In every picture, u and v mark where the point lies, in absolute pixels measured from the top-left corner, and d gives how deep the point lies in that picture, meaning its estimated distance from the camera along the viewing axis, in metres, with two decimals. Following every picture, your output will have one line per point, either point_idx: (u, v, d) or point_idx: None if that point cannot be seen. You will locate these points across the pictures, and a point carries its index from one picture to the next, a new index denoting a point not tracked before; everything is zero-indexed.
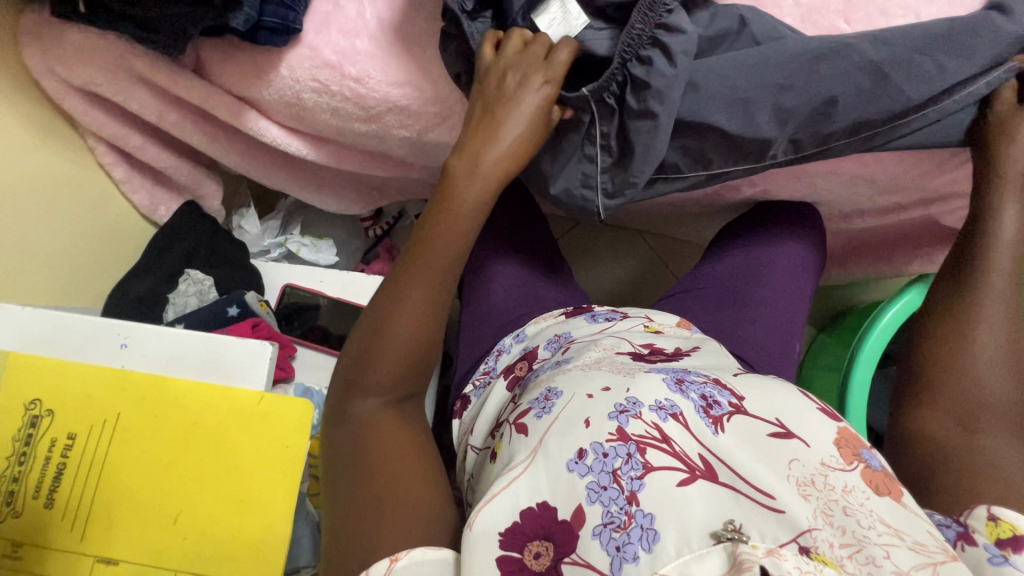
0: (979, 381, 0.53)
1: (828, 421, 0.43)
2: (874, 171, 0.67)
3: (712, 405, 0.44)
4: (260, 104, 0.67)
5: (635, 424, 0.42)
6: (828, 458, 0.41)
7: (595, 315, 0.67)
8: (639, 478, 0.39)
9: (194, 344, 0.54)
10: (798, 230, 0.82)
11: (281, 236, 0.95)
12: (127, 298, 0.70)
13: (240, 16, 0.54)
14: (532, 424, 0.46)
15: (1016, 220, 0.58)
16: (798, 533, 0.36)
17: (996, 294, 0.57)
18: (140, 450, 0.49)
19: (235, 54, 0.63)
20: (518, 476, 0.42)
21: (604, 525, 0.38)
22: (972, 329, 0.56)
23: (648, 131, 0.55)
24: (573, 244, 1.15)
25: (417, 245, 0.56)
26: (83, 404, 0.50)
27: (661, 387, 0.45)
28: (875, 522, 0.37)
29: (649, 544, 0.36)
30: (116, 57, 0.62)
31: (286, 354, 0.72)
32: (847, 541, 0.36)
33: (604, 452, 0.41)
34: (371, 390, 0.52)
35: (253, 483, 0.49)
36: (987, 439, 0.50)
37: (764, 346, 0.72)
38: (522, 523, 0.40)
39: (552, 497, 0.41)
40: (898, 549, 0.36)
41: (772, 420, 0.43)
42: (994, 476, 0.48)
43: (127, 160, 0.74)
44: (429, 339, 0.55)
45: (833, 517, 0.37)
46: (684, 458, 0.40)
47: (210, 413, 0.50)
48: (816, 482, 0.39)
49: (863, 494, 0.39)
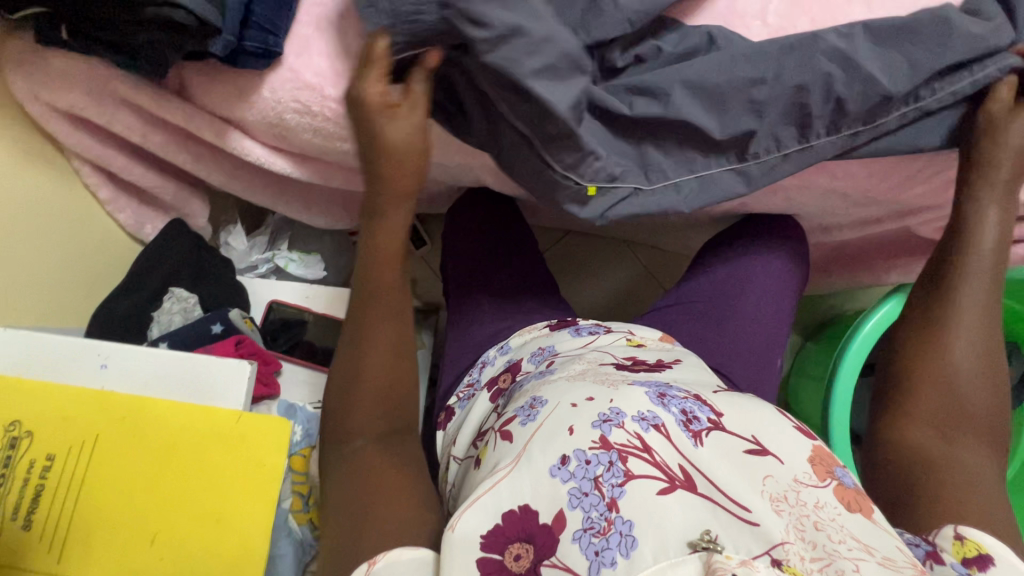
0: (956, 391, 0.54)
1: (803, 439, 0.44)
2: (846, 184, 0.69)
3: (691, 419, 0.44)
4: (243, 125, 0.68)
5: (618, 433, 0.42)
6: (802, 474, 0.41)
7: (579, 328, 0.68)
8: (620, 485, 0.39)
9: (179, 362, 0.55)
10: (779, 243, 0.83)
11: (269, 252, 0.96)
12: (111, 318, 0.70)
13: (220, 43, 0.55)
14: (517, 430, 0.46)
15: (995, 225, 0.59)
16: (771, 546, 0.36)
17: (976, 303, 0.58)
18: (120, 469, 0.50)
19: (217, 76, 0.64)
20: (501, 479, 0.42)
21: (584, 530, 0.38)
22: (949, 341, 0.57)
23: (506, 51, 0.48)
24: (561, 256, 1.16)
25: (364, 284, 0.55)
26: (63, 424, 0.50)
27: (644, 399, 0.45)
28: (846, 536, 0.38)
29: (627, 550, 0.37)
30: (99, 80, 0.63)
31: (271, 370, 0.71)
32: (817, 554, 0.36)
33: (587, 459, 0.41)
34: (362, 432, 0.52)
35: (236, 499, 0.49)
36: (962, 452, 0.51)
37: (744, 358, 0.73)
38: (503, 526, 0.41)
39: (534, 500, 0.41)
40: (867, 562, 0.36)
41: (749, 437, 0.43)
42: (973, 489, 0.48)
43: (112, 181, 0.75)
44: (401, 374, 0.54)
45: (804, 531, 0.38)
46: (663, 468, 0.40)
47: (191, 432, 0.51)
48: (789, 497, 0.40)
49: (834, 510, 0.40)
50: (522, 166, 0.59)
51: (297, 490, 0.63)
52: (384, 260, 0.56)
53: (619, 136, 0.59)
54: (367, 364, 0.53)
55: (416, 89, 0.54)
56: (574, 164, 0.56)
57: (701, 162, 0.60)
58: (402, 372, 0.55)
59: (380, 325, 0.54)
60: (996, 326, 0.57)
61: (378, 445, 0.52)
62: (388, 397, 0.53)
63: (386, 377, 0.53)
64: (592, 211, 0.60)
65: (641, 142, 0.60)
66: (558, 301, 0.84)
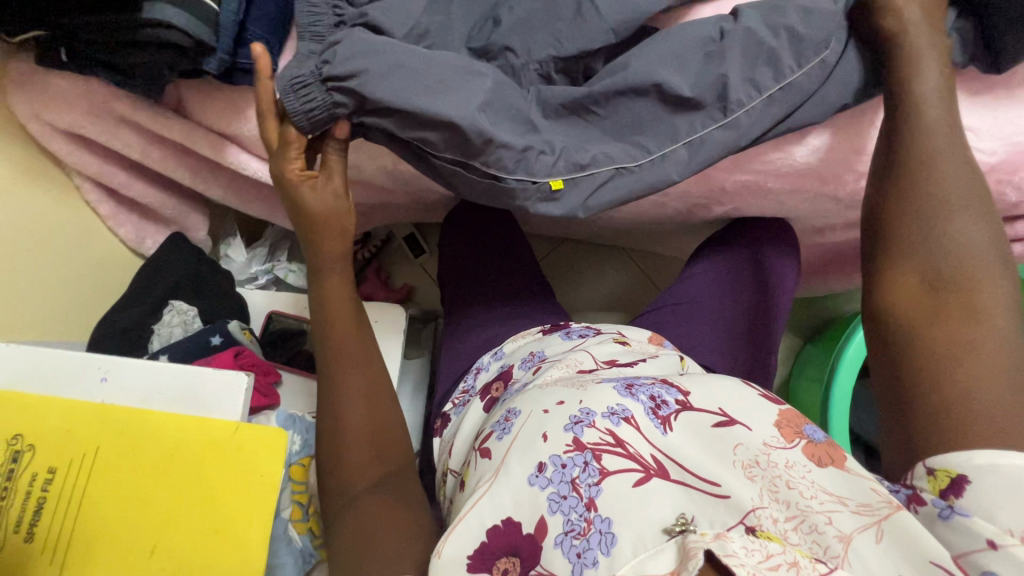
0: (949, 264, 0.46)
1: (769, 404, 0.44)
2: (835, 188, 0.69)
3: (659, 404, 0.45)
4: (240, 139, 0.69)
5: (590, 433, 0.43)
6: (769, 438, 0.42)
7: (570, 332, 0.68)
8: (596, 484, 0.40)
9: (173, 374, 0.56)
10: (771, 244, 0.83)
11: (268, 263, 0.97)
12: (113, 330, 0.71)
13: (214, 61, 0.57)
14: (494, 446, 0.47)
15: (936, 76, 0.53)
16: (744, 514, 0.38)
17: (946, 159, 0.50)
18: (120, 481, 0.50)
19: (213, 93, 0.65)
20: (481, 497, 0.43)
21: (565, 534, 0.39)
22: (928, 214, 0.49)
23: (401, 90, 0.52)
24: (558, 261, 1.17)
25: (327, 336, 0.59)
26: (64, 438, 0.51)
27: (611, 393, 0.45)
28: (817, 491, 0.39)
29: (607, 548, 0.38)
30: (99, 99, 0.65)
31: (269, 380, 0.72)
32: (791, 513, 0.39)
33: (563, 463, 0.42)
34: (352, 475, 0.53)
35: (231, 507, 0.50)
36: (962, 328, 0.44)
37: (735, 361, 0.74)
38: (489, 542, 0.41)
39: (516, 513, 0.41)
40: (841, 513, 0.38)
41: (715, 410, 0.44)
42: (990, 374, 0.42)
43: (113, 197, 0.77)
44: (382, 419, 0.56)
45: (778, 492, 0.39)
46: (637, 458, 0.41)
47: (187, 444, 0.51)
48: (760, 461, 0.41)
49: (804, 467, 0.40)
50: (491, 202, 0.60)
51: (297, 499, 0.64)
52: (346, 316, 0.59)
53: (603, 133, 0.59)
54: (347, 409, 0.55)
55: (332, 160, 0.58)
56: (522, 163, 0.55)
57: (685, 128, 0.58)
58: (384, 419, 0.56)
59: (351, 373, 0.57)
60: (974, 177, 0.50)
61: (371, 488, 0.53)
62: (372, 439, 0.55)
63: (368, 420, 0.55)
64: (566, 206, 0.57)
65: (628, 136, 0.59)
66: (551, 307, 0.85)
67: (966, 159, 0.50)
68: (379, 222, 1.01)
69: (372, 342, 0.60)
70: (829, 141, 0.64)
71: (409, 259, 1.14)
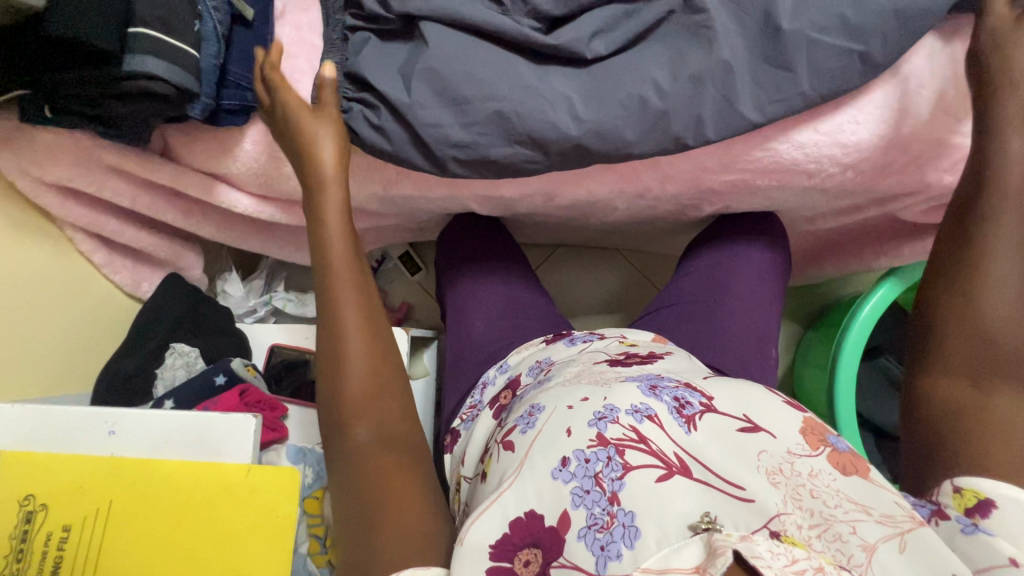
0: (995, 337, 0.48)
1: (793, 412, 0.45)
2: (822, 181, 0.68)
3: (683, 405, 0.45)
4: (229, 178, 0.69)
5: (614, 429, 0.43)
6: (794, 446, 0.42)
7: (574, 339, 0.68)
8: (620, 478, 0.40)
9: (183, 421, 0.55)
10: (757, 238, 0.84)
11: (265, 295, 0.95)
12: (116, 379, 0.71)
13: (198, 106, 0.57)
14: (518, 439, 0.46)
15: None
16: (769, 519, 0.38)
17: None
18: (134, 535, 0.50)
19: (200, 135, 0.65)
20: (506, 489, 0.43)
21: (588, 527, 0.39)
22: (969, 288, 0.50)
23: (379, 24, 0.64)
24: (554, 268, 1.18)
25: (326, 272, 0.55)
26: (76, 495, 0.51)
27: (635, 392, 0.46)
28: (841, 501, 0.39)
29: (631, 541, 0.38)
30: (86, 150, 0.65)
31: (277, 415, 0.71)
32: (815, 521, 0.38)
33: (586, 458, 0.42)
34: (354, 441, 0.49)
35: (250, 543, 0.50)
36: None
37: (743, 361, 0.73)
38: (511, 533, 0.41)
39: (539, 504, 0.41)
40: (864, 523, 0.38)
41: (739, 415, 0.45)
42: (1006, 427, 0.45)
43: (107, 244, 0.76)
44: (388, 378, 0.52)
45: (801, 500, 0.40)
46: (660, 456, 0.41)
47: (199, 491, 0.51)
48: (784, 470, 0.41)
49: (829, 477, 0.41)
50: None
51: (313, 533, 0.66)
52: (345, 281, 0.55)
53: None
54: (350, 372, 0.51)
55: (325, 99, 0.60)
56: None
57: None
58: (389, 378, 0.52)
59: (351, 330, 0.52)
60: None
61: (377, 437, 0.49)
62: (376, 405, 0.50)
63: (370, 386, 0.51)
64: None
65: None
66: (549, 318, 0.86)
67: None
68: (372, 243, 1.03)
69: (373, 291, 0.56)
70: (822, 122, 0.62)
71: (407, 278, 1.16)
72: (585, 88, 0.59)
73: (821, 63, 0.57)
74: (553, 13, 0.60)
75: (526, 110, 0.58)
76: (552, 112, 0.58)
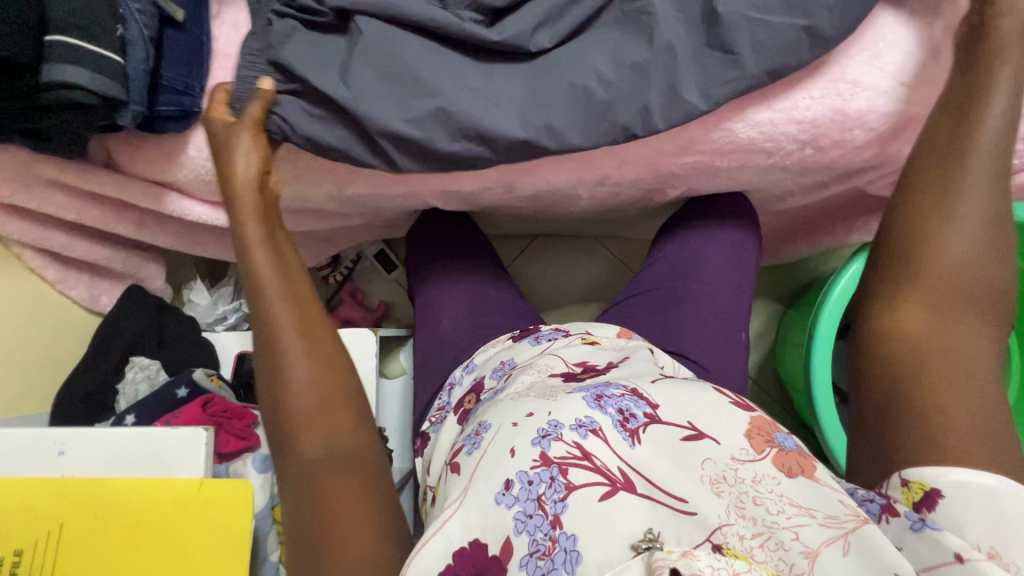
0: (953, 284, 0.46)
1: (739, 412, 0.44)
2: (781, 159, 0.66)
3: (628, 418, 0.43)
4: (177, 186, 0.68)
5: (557, 447, 0.41)
6: (738, 451, 0.41)
7: (538, 337, 0.66)
8: (562, 499, 0.39)
9: (135, 439, 0.55)
10: (725, 220, 0.83)
11: (236, 302, 0.92)
12: (74, 396, 0.70)
13: (128, 114, 0.55)
14: (464, 461, 0.45)
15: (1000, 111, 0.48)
16: (711, 532, 0.37)
17: (984, 179, 0.47)
18: (88, 556, 0.49)
19: (142, 144, 0.64)
20: (449, 517, 0.41)
21: (530, 554, 0.38)
22: (932, 232, 0.47)
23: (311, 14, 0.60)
24: (530, 259, 1.17)
25: (251, 281, 0.51)
26: (26, 517, 0.50)
27: (580, 405, 0.44)
28: (784, 505, 0.38)
29: (572, 566, 0.37)
30: (23, 165, 0.63)
31: (247, 423, 0.69)
32: (758, 530, 0.38)
33: (529, 480, 0.40)
34: (299, 457, 0.45)
35: (207, 562, 0.50)
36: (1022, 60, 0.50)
37: (713, 347, 0.72)
38: (455, 565, 0.40)
39: (482, 533, 0.40)
40: (808, 527, 0.37)
41: (684, 424, 0.43)
42: (976, 385, 0.42)
43: (60, 260, 0.75)
44: (334, 382, 0.48)
45: (744, 509, 0.39)
46: (604, 471, 0.40)
47: (152, 508, 0.51)
48: (727, 477, 0.40)
49: (773, 480, 0.40)
50: None
51: None
52: (274, 287, 0.50)
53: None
54: (291, 384, 0.46)
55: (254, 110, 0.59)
56: None
57: None
58: (335, 382, 0.48)
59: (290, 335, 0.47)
60: (1001, 203, 0.47)
61: (324, 451, 0.45)
62: (323, 415, 0.46)
63: (313, 395, 0.46)
64: None
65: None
66: (518, 312, 0.84)
67: (1002, 192, 0.47)
68: (344, 244, 1.01)
69: (306, 292, 0.52)
70: (774, 99, 0.60)
71: (384, 276, 1.15)
72: (534, 89, 0.57)
73: (765, 40, 0.55)
74: (496, 5, 0.57)
75: (472, 117, 0.56)
76: (503, 113, 0.57)
